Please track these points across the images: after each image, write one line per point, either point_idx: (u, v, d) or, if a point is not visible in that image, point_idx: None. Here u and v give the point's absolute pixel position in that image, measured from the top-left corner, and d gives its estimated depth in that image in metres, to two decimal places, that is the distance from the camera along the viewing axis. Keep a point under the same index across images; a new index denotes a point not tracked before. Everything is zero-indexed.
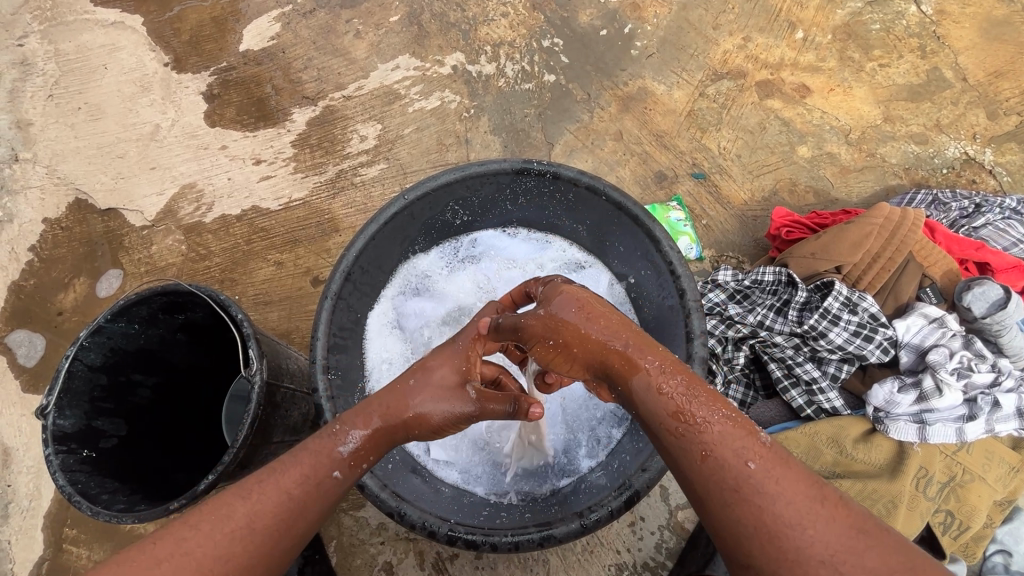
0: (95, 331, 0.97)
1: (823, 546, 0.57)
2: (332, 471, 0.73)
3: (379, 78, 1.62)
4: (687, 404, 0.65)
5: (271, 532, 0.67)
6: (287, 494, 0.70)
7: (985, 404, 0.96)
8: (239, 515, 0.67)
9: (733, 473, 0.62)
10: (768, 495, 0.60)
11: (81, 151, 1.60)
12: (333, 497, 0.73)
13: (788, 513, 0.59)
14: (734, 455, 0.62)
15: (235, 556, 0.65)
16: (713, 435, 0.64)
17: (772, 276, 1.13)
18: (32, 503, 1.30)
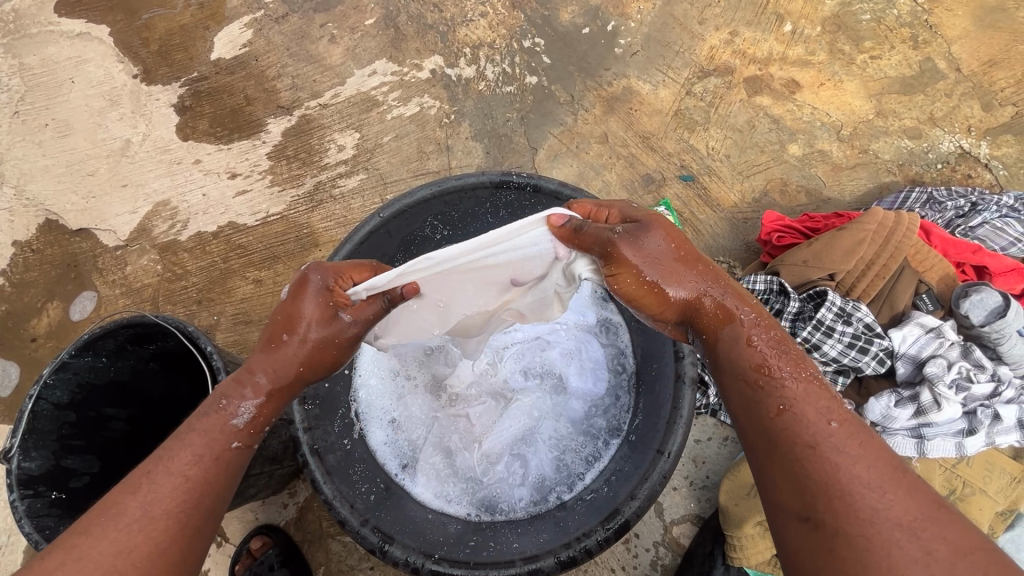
0: (60, 368, 0.91)
1: (903, 512, 0.54)
2: (233, 441, 0.69)
3: (355, 85, 1.56)
4: (779, 363, 0.64)
5: (176, 517, 0.63)
6: (184, 477, 0.65)
7: (985, 417, 0.93)
8: (132, 508, 0.62)
9: (814, 431, 0.59)
10: (845, 456, 0.57)
11: (49, 169, 1.55)
12: (240, 467, 0.69)
13: (866, 475, 0.56)
14: (815, 412, 0.60)
15: (134, 549, 0.60)
16: (795, 390, 0.62)
17: (762, 284, 1.09)
18: (10, 538, 1.27)
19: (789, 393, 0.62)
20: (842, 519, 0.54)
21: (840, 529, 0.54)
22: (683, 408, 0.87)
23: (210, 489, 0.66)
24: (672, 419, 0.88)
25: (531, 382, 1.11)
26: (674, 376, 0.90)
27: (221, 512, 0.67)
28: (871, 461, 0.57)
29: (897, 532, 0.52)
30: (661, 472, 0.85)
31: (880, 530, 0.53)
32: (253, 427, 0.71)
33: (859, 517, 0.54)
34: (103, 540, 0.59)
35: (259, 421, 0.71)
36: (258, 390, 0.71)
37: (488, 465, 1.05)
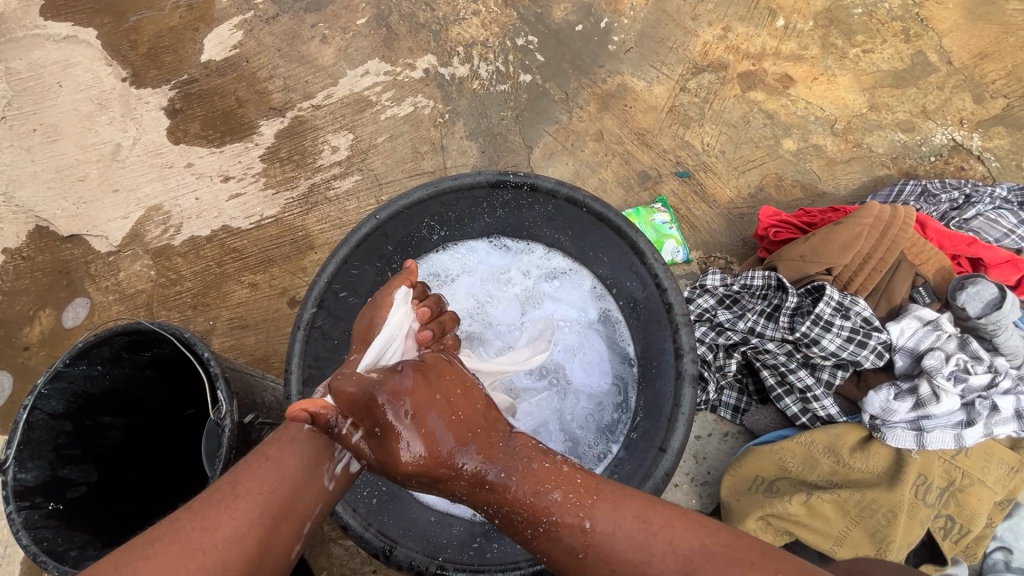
0: (54, 377, 0.90)
1: (681, 550, 0.61)
2: (308, 424, 0.74)
3: (348, 85, 1.55)
4: (533, 503, 0.66)
5: (257, 500, 0.66)
6: (264, 458, 0.70)
7: (983, 408, 0.94)
8: (222, 486, 0.67)
9: (596, 550, 0.63)
10: (607, 546, 0.63)
11: (38, 175, 1.53)
12: (316, 450, 0.72)
13: (636, 551, 0.62)
14: (529, 518, 0.65)
15: (220, 526, 0.63)
16: (573, 522, 0.65)
17: (761, 280, 1.08)
18: (7, 550, 1.25)
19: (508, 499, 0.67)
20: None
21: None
22: (683, 406, 0.87)
23: (289, 476, 0.69)
24: (673, 416, 0.88)
25: (537, 382, 1.12)
26: (675, 374, 0.90)
27: (299, 496, 0.69)
28: (629, 530, 0.63)
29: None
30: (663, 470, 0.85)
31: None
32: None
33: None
34: (196, 516, 0.64)
35: None
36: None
37: None
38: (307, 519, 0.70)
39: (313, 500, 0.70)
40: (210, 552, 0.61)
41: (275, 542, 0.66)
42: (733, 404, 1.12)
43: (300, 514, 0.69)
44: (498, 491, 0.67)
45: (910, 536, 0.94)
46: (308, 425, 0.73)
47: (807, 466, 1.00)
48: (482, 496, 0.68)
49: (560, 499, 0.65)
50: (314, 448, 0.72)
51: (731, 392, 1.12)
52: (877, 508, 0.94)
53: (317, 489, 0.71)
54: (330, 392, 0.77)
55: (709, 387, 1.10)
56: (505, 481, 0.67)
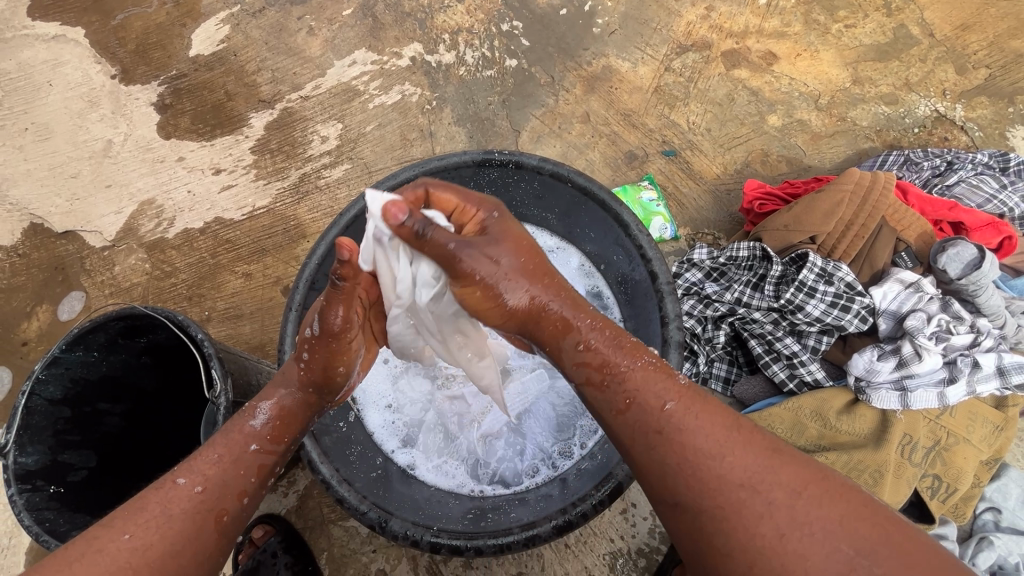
0: (50, 363, 0.92)
1: (756, 454, 0.57)
2: (251, 443, 0.68)
3: (336, 76, 1.56)
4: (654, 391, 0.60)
5: (193, 519, 0.61)
6: (203, 476, 0.64)
7: (965, 366, 0.95)
8: (152, 504, 0.61)
9: (675, 426, 0.59)
10: (687, 431, 0.58)
11: (32, 173, 1.54)
12: (262, 467, 0.68)
13: (708, 441, 0.58)
14: (652, 397, 0.60)
15: (151, 547, 0.58)
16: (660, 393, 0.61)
17: (746, 251, 1.10)
18: (12, 540, 1.26)
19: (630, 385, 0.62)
20: (703, 485, 0.56)
21: (692, 486, 0.57)
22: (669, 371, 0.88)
23: (226, 491, 0.64)
24: None
25: (526, 359, 1.13)
26: (662, 341, 0.91)
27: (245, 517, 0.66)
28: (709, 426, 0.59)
29: (751, 479, 0.56)
30: None
31: (739, 487, 0.55)
32: (269, 430, 0.69)
33: (706, 478, 0.57)
34: (123, 536, 0.59)
35: (282, 431, 0.71)
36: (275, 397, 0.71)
37: (485, 446, 1.07)
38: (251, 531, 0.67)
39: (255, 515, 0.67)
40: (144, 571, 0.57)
41: (214, 558, 0.62)
42: (724, 376, 1.12)
43: (239, 526, 0.65)
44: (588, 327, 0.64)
45: (897, 495, 0.96)
46: (250, 444, 0.67)
47: (795, 431, 1.01)
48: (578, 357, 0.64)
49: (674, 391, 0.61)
50: (250, 465, 0.67)
51: (722, 364, 1.13)
52: (864, 468, 0.96)
53: (256, 501, 0.67)
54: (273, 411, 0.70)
55: (698, 359, 1.11)
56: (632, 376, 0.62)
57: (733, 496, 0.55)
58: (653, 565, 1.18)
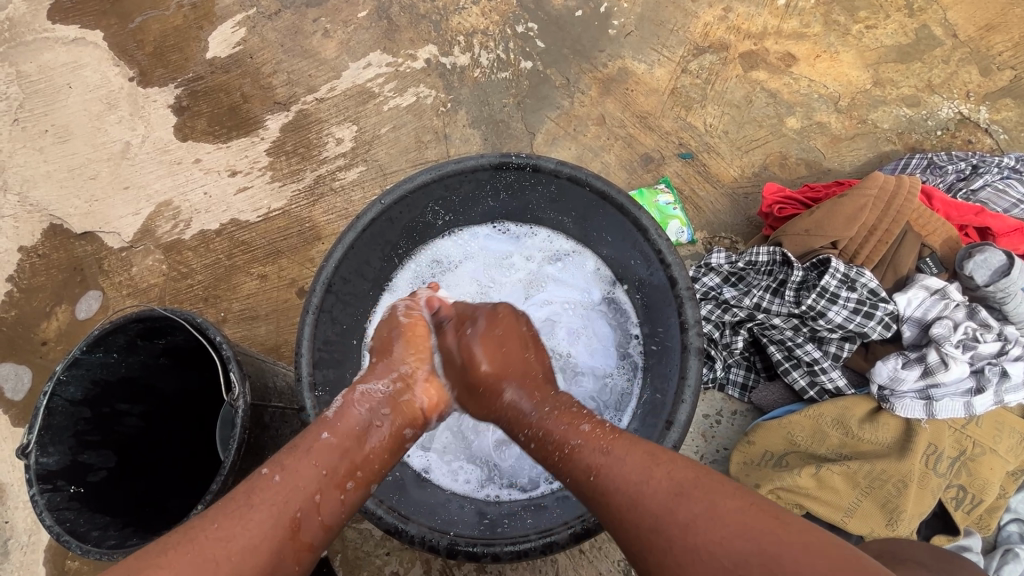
0: (72, 364, 0.92)
1: (679, 481, 0.63)
2: (323, 434, 0.72)
3: (351, 78, 1.56)
4: (568, 431, 0.72)
5: (270, 510, 0.64)
6: (282, 467, 0.68)
7: (992, 375, 0.93)
8: (239, 494, 0.65)
9: (606, 475, 0.66)
10: (614, 475, 0.66)
11: (51, 175, 1.56)
12: (334, 457, 0.70)
13: (636, 473, 0.65)
14: (588, 457, 0.69)
15: (235, 537, 0.62)
16: (595, 447, 0.69)
17: (766, 256, 1.08)
18: (31, 537, 1.28)
19: (587, 462, 0.69)
20: (643, 526, 0.62)
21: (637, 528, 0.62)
22: (689, 379, 0.88)
23: (303, 486, 0.67)
24: (680, 389, 0.89)
25: None
26: (681, 347, 0.91)
27: (323, 512, 0.67)
28: (632, 457, 0.67)
29: (676, 509, 0.61)
30: (671, 443, 0.86)
31: (663, 517, 0.61)
32: (345, 426, 0.73)
33: (647, 517, 0.62)
34: (212, 525, 0.63)
35: (349, 419, 0.74)
36: (355, 395, 0.77)
37: (500, 451, 1.06)
38: (328, 528, 0.68)
39: (329, 510, 0.68)
40: (225, 561, 0.60)
41: (289, 557, 0.64)
42: (741, 382, 1.11)
43: (313, 527, 0.66)
44: (541, 422, 0.75)
45: (921, 506, 0.94)
46: (324, 433, 0.72)
47: (816, 439, 1.00)
48: (524, 423, 0.76)
49: (590, 429, 0.71)
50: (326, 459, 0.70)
51: (739, 370, 1.11)
52: (887, 478, 0.95)
53: (332, 500, 0.68)
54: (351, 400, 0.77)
55: (716, 365, 1.10)
56: (543, 418, 0.76)
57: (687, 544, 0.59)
58: None
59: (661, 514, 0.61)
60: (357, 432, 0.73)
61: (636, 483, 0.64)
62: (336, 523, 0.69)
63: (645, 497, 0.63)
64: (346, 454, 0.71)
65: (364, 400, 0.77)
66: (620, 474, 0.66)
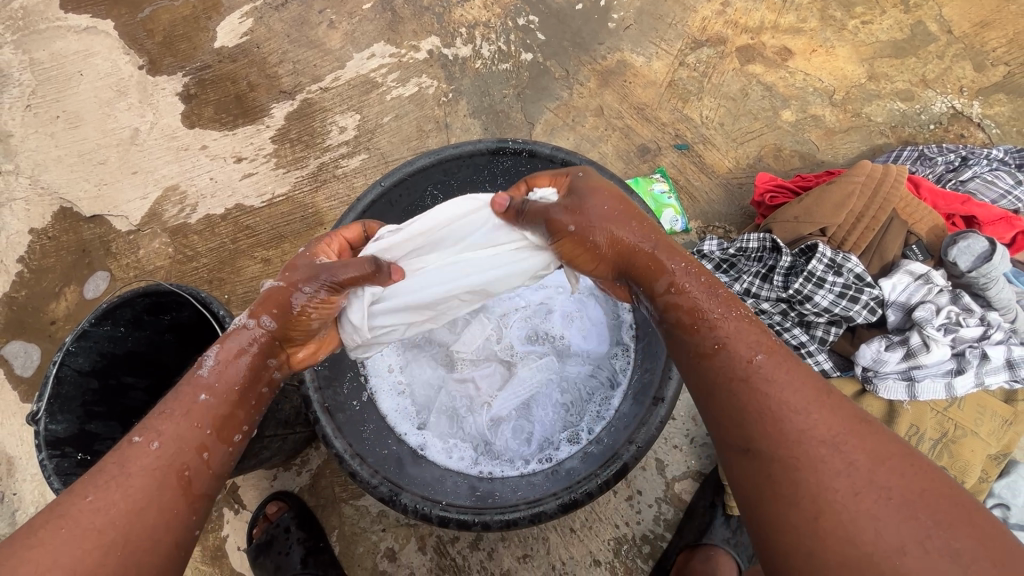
0: (81, 336, 0.96)
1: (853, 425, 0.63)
2: (201, 394, 0.71)
3: (355, 68, 1.60)
4: (727, 305, 0.72)
5: (152, 474, 0.66)
6: (158, 432, 0.68)
7: (973, 357, 0.95)
8: (113, 464, 0.66)
9: (773, 373, 0.66)
10: (776, 382, 0.65)
11: (62, 159, 1.60)
12: (213, 416, 0.71)
13: (792, 406, 0.63)
14: (745, 348, 0.68)
15: (115, 504, 0.63)
16: (749, 347, 0.68)
17: (756, 242, 1.11)
18: (38, 509, 1.31)
19: (721, 334, 0.70)
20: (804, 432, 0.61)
21: (775, 453, 0.61)
22: None
23: (185, 446, 0.68)
24: (669, 364, 0.92)
25: (535, 346, 1.15)
26: None
27: (210, 466, 0.70)
28: (798, 386, 0.65)
29: (855, 440, 0.60)
30: (658, 417, 0.89)
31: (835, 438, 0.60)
32: (223, 385, 0.73)
33: (802, 425, 0.61)
34: (85, 497, 0.63)
35: (225, 378, 0.73)
36: (229, 352, 0.74)
37: (494, 429, 1.09)
38: (219, 478, 0.71)
39: (217, 462, 0.71)
40: (108, 528, 0.62)
41: (184, 509, 0.66)
42: None
43: (205, 480, 0.69)
44: (680, 275, 0.74)
45: None
46: (200, 395, 0.71)
47: None
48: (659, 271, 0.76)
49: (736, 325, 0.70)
50: (207, 417, 0.70)
51: None
52: None
53: (219, 453, 0.71)
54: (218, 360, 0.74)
55: None
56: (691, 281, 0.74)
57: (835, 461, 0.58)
58: (657, 551, 1.19)
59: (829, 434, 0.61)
60: (237, 388, 0.74)
61: (806, 401, 0.63)
62: (227, 472, 0.72)
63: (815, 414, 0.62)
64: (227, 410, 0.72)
65: (237, 356, 0.74)
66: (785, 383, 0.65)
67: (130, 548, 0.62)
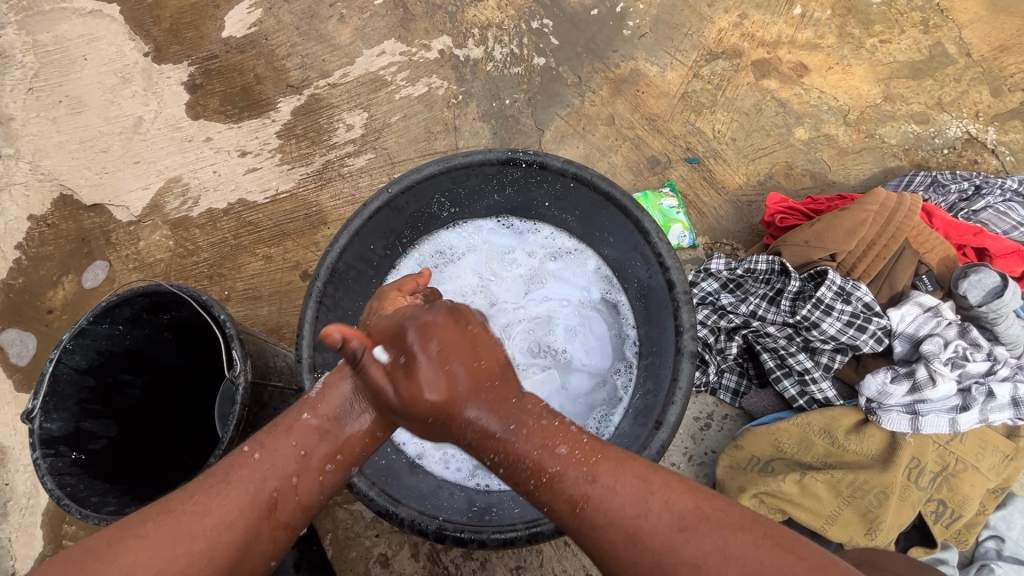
0: (78, 334, 0.95)
1: (676, 509, 0.60)
2: (304, 414, 0.71)
3: (365, 65, 1.57)
4: (544, 455, 0.65)
5: (247, 488, 0.65)
6: (263, 445, 0.68)
7: (978, 394, 0.95)
8: (219, 469, 0.67)
9: (593, 503, 0.62)
10: (608, 501, 0.62)
11: (63, 146, 1.57)
12: (313, 438, 0.69)
13: (632, 504, 0.61)
14: (567, 489, 0.63)
15: (210, 513, 0.63)
16: (579, 475, 0.64)
17: (765, 264, 1.09)
18: (31, 500, 1.31)
19: (577, 490, 0.63)
20: (639, 550, 0.59)
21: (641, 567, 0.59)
22: (681, 381, 0.90)
23: (282, 466, 0.67)
24: (671, 390, 0.90)
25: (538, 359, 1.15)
26: (675, 349, 0.93)
27: (305, 493, 0.68)
28: (621, 477, 0.63)
29: (685, 543, 0.58)
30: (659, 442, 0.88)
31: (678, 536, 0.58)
32: (327, 407, 0.72)
33: (642, 548, 0.59)
34: (190, 498, 0.64)
35: (330, 402, 0.72)
36: (338, 374, 0.73)
37: None
38: (304, 509, 0.68)
39: (306, 492, 0.68)
40: (199, 537, 0.62)
41: (265, 534, 0.65)
42: (733, 387, 1.13)
43: (290, 508, 0.67)
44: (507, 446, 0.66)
45: (901, 518, 0.96)
46: (304, 415, 0.70)
47: (802, 447, 1.02)
48: (489, 446, 0.66)
49: (569, 453, 0.65)
50: (307, 441, 0.69)
51: (732, 375, 1.14)
52: (869, 489, 0.97)
53: (310, 483, 0.68)
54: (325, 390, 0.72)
55: (709, 368, 1.13)
56: (512, 438, 0.66)
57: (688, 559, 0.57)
58: None
59: (669, 535, 0.59)
60: (337, 416, 0.71)
61: (634, 497, 0.61)
62: (314, 505, 0.69)
63: (647, 514, 0.60)
64: (327, 437, 0.69)
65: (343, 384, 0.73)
66: (612, 490, 0.62)
67: (212, 561, 0.61)
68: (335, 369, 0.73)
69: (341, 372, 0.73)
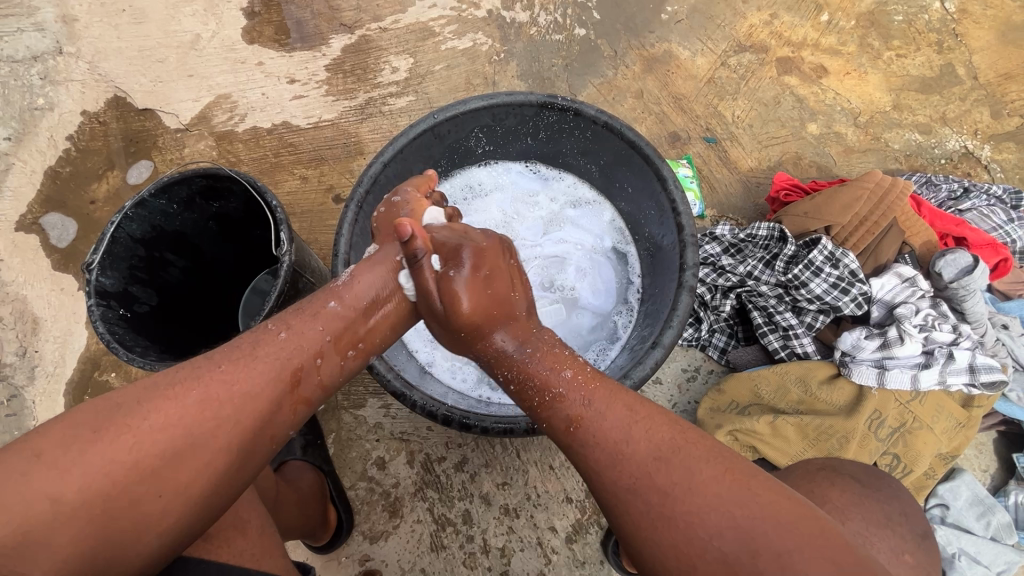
0: (139, 204, 1.05)
1: (656, 446, 0.66)
2: (331, 302, 0.80)
3: (416, 14, 1.67)
4: (551, 375, 0.75)
5: (274, 362, 0.73)
6: (289, 329, 0.77)
7: (941, 356, 1.06)
8: (245, 346, 0.74)
9: (587, 425, 0.70)
10: (595, 435, 0.69)
11: (122, 51, 1.66)
12: (336, 327, 0.79)
13: (617, 432, 0.68)
14: (561, 419, 0.72)
15: (237, 383, 0.70)
16: (575, 399, 0.72)
17: (766, 230, 1.20)
18: (56, 369, 1.39)
19: (569, 410, 0.72)
20: (618, 485, 0.66)
21: (628, 518, 0.65)
22: (679, 309, 1.00)
23: (306, 346, 0.76)
24: (669, 317, 1.01)
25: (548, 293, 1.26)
26: (677, 284, 1.03)
27: (327, 377, 0.78)
28: (614, 421, 0.69)
29: (655, 477, 0.64)
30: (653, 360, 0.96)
31: (643, 480, 0.65)
32: (352, 297, 0.81)
33: (620, 480, 0.66)
34: (218, 366, 0.71)
35: (355, 292, 0.82)
36: (362, 269, 0.83)
37: None
38: (326, 387, 0.78)
39: (328, 372, 0.78)
40: (227, 402, 0.69)
41: (286, 405, 0.73)
42: (721, 346, 1.23)
43: (312, 384, 0.76)
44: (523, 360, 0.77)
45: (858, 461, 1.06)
46: (333, 302, 0.79)
47: (779, 394, 1.12)
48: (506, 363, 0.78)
49: (573, 376, 0.74)
50: (332, 325, 0.78)
51: (721, 335, 1.24)
52: (833, 432, 1.06)
53: (333, 364, 0.78)
54: (353, 277, 0.83)
55: (703, 325, 1.23)
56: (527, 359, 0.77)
57: (674, 499, 0.62)
58: None
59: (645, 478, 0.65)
60: (362, 305, 0.81)
61: (617, 445, 0.68)
62: (333, 384, 0.79)
63: (623, 463, 0.66)
64: (350, 324, 0.79)
65: (367, 279, 0.83)
66: (600, 437, 0.69)
67: (240, 422, 0.69)
68: (362, 263, 0.84)
69: (366, 267, 0.84)
